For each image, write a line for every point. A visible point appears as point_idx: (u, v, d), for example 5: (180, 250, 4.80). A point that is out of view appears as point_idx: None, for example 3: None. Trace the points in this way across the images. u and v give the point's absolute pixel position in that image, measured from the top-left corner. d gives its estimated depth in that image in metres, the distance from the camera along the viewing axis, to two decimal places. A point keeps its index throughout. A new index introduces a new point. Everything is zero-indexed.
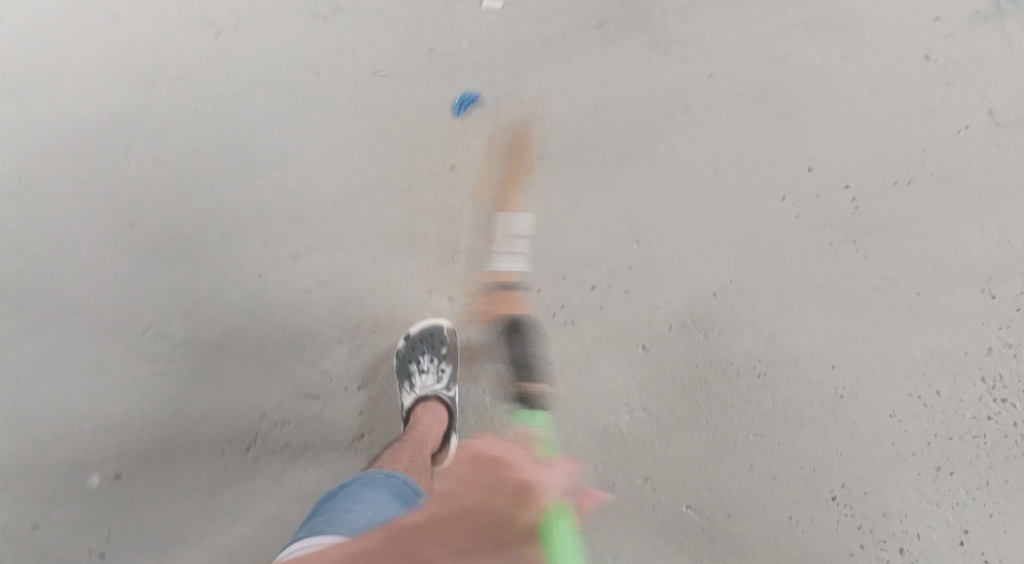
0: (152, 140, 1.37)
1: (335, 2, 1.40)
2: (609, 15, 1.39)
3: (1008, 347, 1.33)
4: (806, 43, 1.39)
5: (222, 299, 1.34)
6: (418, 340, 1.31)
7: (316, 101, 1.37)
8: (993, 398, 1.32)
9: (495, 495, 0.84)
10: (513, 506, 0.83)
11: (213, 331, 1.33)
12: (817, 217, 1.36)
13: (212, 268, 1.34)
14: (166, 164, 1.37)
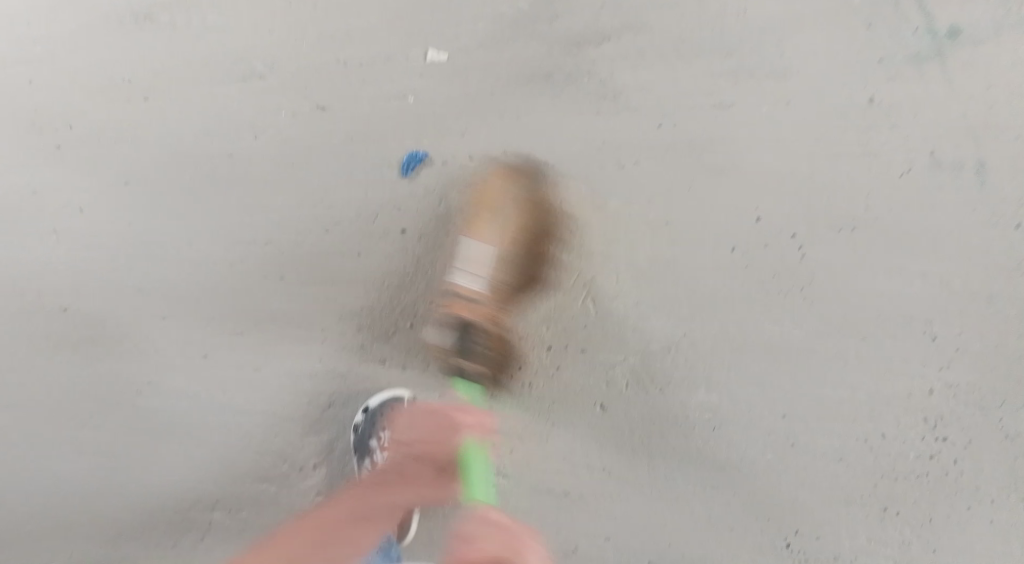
0: (80, 218, 1.29)
1: (266, 56, 1.28)
2: (555, 66, 1.33)
3: (947, 387, 1.42)
4: (755, 91, 1.37)
5: (171, 381, 1.32)
6: (378, 415, 1.31)
7: (255, 165, 1.29)
8: (936, 438, 1.43)
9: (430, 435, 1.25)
10: (445, 438, 1.23)
11: (168, 409, 1.33)
12: (765, 268, 1.40)
13: (158, 349, 1.31)
14: (99, 243, 1.30)
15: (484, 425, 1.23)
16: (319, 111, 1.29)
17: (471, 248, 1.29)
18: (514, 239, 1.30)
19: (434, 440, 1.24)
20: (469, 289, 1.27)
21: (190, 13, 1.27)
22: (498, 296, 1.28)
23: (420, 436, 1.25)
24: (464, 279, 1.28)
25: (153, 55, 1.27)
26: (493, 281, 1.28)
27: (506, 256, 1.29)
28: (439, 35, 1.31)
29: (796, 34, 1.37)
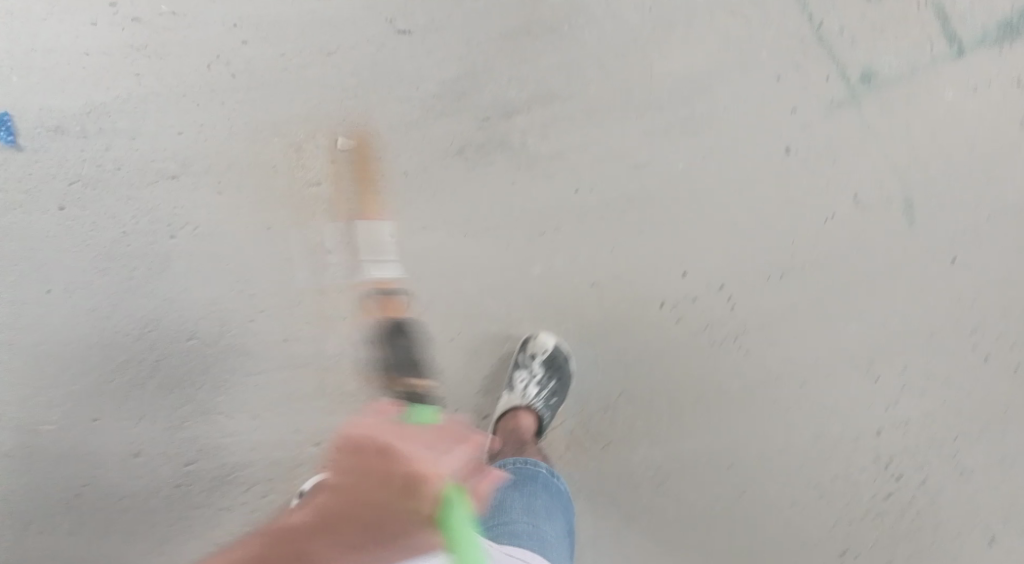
0: (13, 330, 1.31)
1: (184, 156, 1.30)
2: (466, 141, 1.36)
3: (896, 426, 1.39)
4: (668, 149, 1.39)
5: (101, 482, 1.30)
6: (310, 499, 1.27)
7: (173, 260, 1.30)
8: (888, 477, 1.38)
9: (366, 490, 0.74)
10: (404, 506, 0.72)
11: (103, 513, 1.30)
12: (696, 319, 1.38)
13: (86, 455, 1.30)
14: (31, 352, 1.30)
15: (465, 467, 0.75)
16: (236, 204, 1.31)
17: (374, 231, 1.34)
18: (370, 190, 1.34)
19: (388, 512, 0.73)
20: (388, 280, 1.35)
21: (100, 119, 1.29)
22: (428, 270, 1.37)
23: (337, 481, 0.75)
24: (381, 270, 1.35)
25: (66, 164, 1.29)
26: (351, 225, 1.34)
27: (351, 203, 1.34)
28: (350, 121, 1.34)
29: (705, 91, 1.39)
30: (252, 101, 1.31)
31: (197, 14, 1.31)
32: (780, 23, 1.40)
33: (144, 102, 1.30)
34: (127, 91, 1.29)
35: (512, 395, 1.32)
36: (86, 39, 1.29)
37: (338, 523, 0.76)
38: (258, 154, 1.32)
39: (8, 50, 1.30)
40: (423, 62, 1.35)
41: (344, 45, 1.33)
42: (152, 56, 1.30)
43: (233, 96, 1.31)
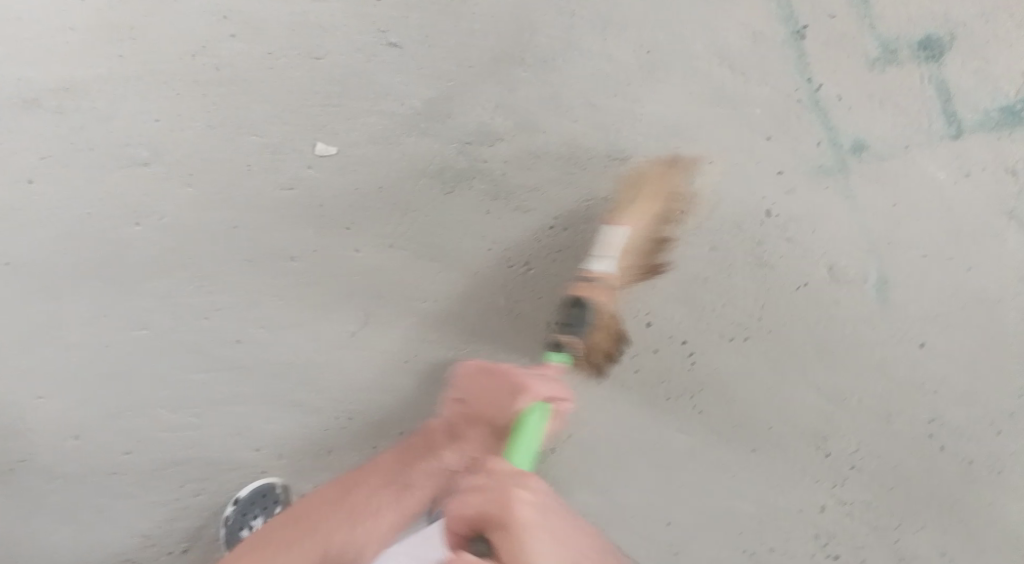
0: None
1: (157, 145, 1.29)
2: (446, 162, 1.34)
3: (840, 505, 1.38)
4: (648, 196, 1.37)
5: (41, 462, 1.31)
6: (248, 504, 1.33)
7: (135, 249, 1.29)
8: (823, 554, 1.40)
9: (490, 399, 1.24)
10: (506, 403, 1.20)
11: (41, 491, 1.32)
12: (653, 372, 1.39)
13: (27, 433, 1.30)
14: None
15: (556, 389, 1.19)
16: (205, 198, 1.30)
17: (615, 237, 1.33)
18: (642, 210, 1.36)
19: (496, 406, 1.22)
20: (601, 272, 1.32)
21: (75, 96, 1.27)
22: (622, 274, 1.36)
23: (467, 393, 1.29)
24: (598, 264, 1.32)
25: (36, 139, 1.27)
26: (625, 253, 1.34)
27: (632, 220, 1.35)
28: (330, 127, 1.32)
29: (692, 142, 1.38)
30: (231, 97, 1.30)
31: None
32: (777, 82, 1.37)
33: (122, 85, 1.27)
34: (106, 72, 1.27)
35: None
36: (62, 11, 1.25)
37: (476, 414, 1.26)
38: (233, 150, 1.30)
39: None
40: (409, 76, 1.33)
41: (331, 49, 1.31)
42: (132, 39, 1.27)
43: (213, 89, 1.29)
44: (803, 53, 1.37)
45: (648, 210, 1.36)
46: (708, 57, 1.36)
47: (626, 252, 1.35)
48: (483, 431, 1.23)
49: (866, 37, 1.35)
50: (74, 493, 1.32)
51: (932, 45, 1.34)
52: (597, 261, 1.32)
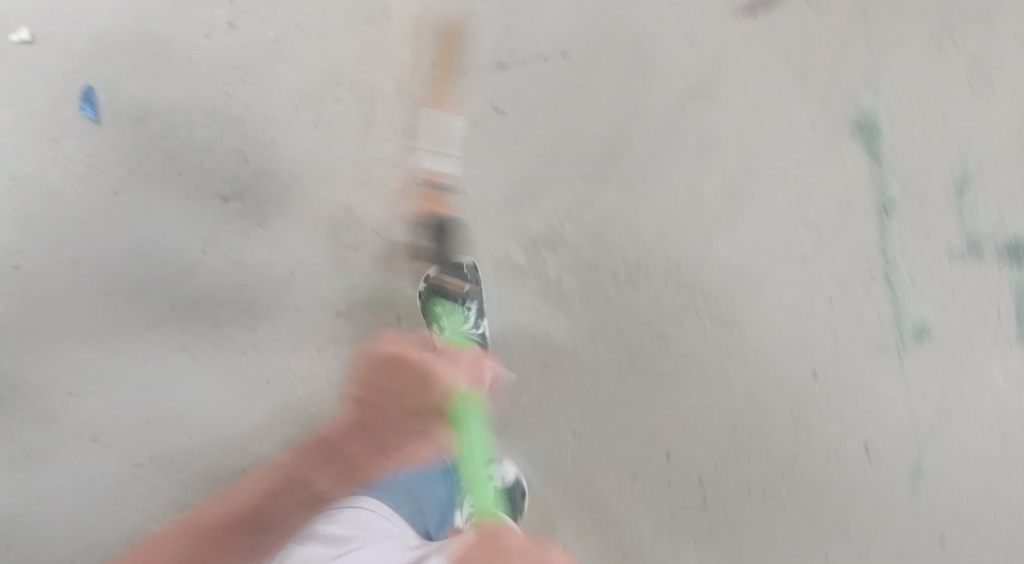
0: (37, 286, 1.40)
1: (241, 183, 1.38)
2: (504, 256, 1.39)
3: None
4: (696, 330, 1.37)
5: (63, 450, 1.41)
6: (438, 283, 1.36)
7: (196, 275, 1.39)
8: None
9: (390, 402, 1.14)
10: (406, 400, 1.14)
11: (54, 478, 1.41)
12: (662, 503, 1.38)
13: (58, 421, 1.40)
14: (42, 309, 1.40)
15: (455, 382, 1.24)
16: (272, 239, 1.38)
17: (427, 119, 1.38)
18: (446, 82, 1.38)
19: (398, 404, 1.14)
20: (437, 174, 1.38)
21: (185, 122, 1.39)
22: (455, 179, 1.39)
23: None
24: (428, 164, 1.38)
25: (136, 156, 1.39)
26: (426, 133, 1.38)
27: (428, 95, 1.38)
28: (404, 205, 1.38)
29: (754, 288, 1.36)
30: (320, 156, 1.38)
31: (297, 60, 1.38)
32: (853, 248, 1.35)
33: (228, 123, 1.39)
34: (215, 107, 1.39)
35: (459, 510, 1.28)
36: (194, 52, 1.39)
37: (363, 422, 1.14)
38: (307, 205, 1.38)
39: (123, 36, 1.40)
40: (490, 171, 1.38)
41: (425, 130, 1.38)
42: (247, 82, 1.38)
43: (304, 147, 1.38)
44: (883, 231, 1.35)
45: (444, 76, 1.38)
46: (786, 211, 1.36)
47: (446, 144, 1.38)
48: (364, 438, 1.13)
49: (950, 228, 1.33)
50: (79, 488, 1.40)
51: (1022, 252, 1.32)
52: (434, 160, 1.38)
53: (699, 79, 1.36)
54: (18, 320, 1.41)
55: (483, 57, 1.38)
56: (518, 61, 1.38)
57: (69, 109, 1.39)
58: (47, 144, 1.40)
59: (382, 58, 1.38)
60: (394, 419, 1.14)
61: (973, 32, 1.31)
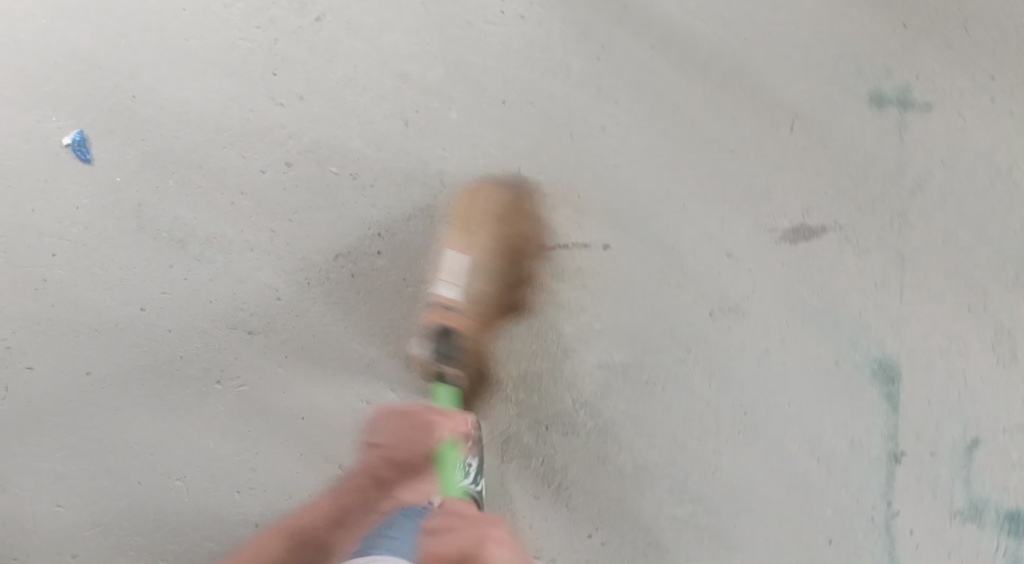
0: (46, 390, 1.39)
1: (267, 320, 1.37)
2: (512, 432, 1.41)
3: None
4: (692, 545, 1.38)
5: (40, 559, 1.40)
6: None
7: (206, 404, 1.38)
8: None
9: (401, 443, 1.21)
10: (420, 440, 1.19)
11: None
12: None
13: (41, 527, 1.40)
14: (48, 414, 1.39)
15: (459, 421, 1.22)
16: (289, 380, 1.38)
17: (454, 260, 1.34)
18: (488, 255, 1.36)
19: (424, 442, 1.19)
20: (448, 298, 1.33)
21: (223, 252, 1.37)
22: (478, 308, 1.35)
23: (384, 437, 1.23)
24: (443, 289, 1.34)
25: (168, 277, 1.37)
26: (469, 291, 1.34)
27: (482, 267, 1.35)
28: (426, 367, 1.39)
29: (756, 513, 1.37)
30: (353, 307, 1.37)
31: (347, 208, 1.37)
32: (860, 492, 1.36)
33: (268, 259, 1.37)
34: (257, 241, 1.37)
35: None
36: (244, 182, 1.36)
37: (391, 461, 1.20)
38: (333, 353, 1.38)
39: (174, 154, 1.35)
40: (512, 351, 1.40)
41: None
42: (293, 222, 1.37)
43: (337, 294, 1.37)
44: (891, 480, 1.35)
45: (490, 248, 1.36)
46: (800, 441, 1.36)
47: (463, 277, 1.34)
48: (400, 461, 1.19)
49: (957, 488, 1.34)
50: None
51: (1021, 519, 1.33)
52: (446, 288, 1.33)
53: (733, 297, 1.36)
54: (21, 421, 1.40)
55: (525, 238, 1.38)
56: (557, 247, 1.38)
57: (105, 219, 1.36)
58: (77, 250, 1.36)
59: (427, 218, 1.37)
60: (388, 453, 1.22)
61: (1006, 300, 1.32)
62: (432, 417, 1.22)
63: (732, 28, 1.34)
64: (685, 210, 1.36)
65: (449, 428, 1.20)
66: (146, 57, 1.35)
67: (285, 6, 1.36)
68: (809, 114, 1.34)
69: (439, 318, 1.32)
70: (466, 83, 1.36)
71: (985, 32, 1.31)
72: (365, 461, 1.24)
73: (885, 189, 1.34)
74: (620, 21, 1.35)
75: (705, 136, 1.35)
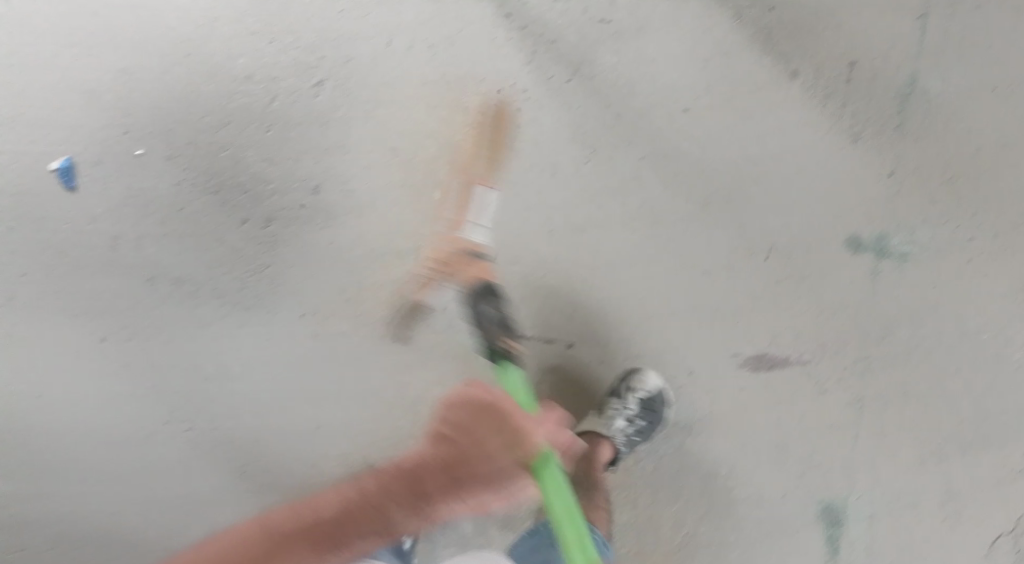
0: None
1: (224, 367, 1.38)
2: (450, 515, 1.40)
3: None
4: None
5: None
6: None
7: (153, 442, 1.40)
8: None
9: (468, 448, 1.06)
10: (508, 454, 1.08)
11: None
12: None
13: None
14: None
15: (558, 432, 1.17)
16: (237, 430, 1.39)
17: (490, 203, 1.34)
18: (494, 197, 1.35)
19: (511, 456, 1.08)
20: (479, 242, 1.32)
21: (190, 296, 1.37)
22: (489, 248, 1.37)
23: (455, 436, 1.06)
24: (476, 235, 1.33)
25: (133, 312, 1.38)
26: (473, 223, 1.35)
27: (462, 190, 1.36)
28: (372, 440, 1.39)
29: None
30: (312, 368, 1.38)
31: (320, 271, 1.37)
32: None
33: (235, 308, 1.37)
34: (225, 288, 1.37)
35: (605, 423, 1.34)
36: (223, 231, 1.36)
37: (450, 464, 1.06)
38: (285, 411, 1.39)
39: (159, 193, 1.36)
40: None
41: (417, 376, 1.38)
42: (265, 274, 1.36)
43: (299, 352, 1.38)
44: None
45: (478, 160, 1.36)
46: None
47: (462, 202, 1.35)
48: (462, 460, 1.06)
49: None
50: None
51: None
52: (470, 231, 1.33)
53: (688, 417, 1.35)
54: None
55: None
56: (518, 337, 1.38)
57: (80, 245, 1.37)
58: (47, 272, 1.38)
59: (397, 296, 1.37)
60: (451, 453, 1.05)
61: (959, 462, 1.31)
62: (508, 411, 1.09)
63: (724, 151, 1.34)
64: (651, 323, 1.35)
65: (538, 436, 1.11)
66: (142, 96, 1.36)
67: (286, 65, 1.35)
68: (787, 247, 1.33)
69: (480, 275, 1.30)
70: (456, 166, 1.36)
71: (972, 195, 1.31)
72: (417, 452, 1.08)
73: (852, 333, 1.32)
74: (613, 128, 1.36)
75: (681, 255, 1.35)
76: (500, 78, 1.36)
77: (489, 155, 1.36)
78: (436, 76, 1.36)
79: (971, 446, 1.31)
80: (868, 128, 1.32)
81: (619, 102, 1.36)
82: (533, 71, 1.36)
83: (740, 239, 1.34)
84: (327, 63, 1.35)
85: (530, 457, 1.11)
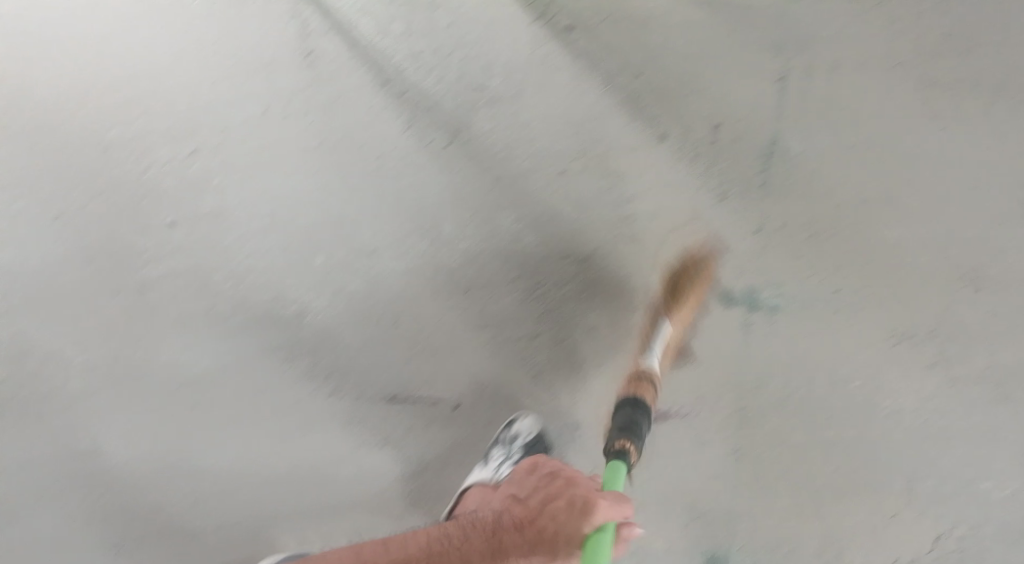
0: None
1: (103, 440, 1.36)
2: None
3: None
4: None
5: None
6: None
7: (40, 512, 1.39)
8: None
9: (544, 505, 1.15)
10: (574, 520, 1.08)
11: None
12: None
13: None
14: None
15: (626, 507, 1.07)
16: (125, 499, 1.38)
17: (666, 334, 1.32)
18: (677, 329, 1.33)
19: (568, 522, 1.09)
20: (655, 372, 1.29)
21: (65, 367, 1.36)
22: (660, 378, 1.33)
23: (533, 499, 1.19)
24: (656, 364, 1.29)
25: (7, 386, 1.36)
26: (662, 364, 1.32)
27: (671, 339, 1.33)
28: (258, 512, 1.38)
29: None
30: (190, 439, 1.36)
31: (197, 340, 1.35)
32: None
33: (107, 376, 1.35)
34: (100, 361, 1.35)
35: (482, 469, 1.34)
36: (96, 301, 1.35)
37: (523, 524, 1.17)
38: (164, 484, 1.37)
39: (30, 264, 1.36)
40: (354, 500, 1.38)
41: (303, 442, 1.37)
42: (142, 344, 1.35)
43: (177, 423, 1.36)
44: None
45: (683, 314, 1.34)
46: None
47: (668, 352, 1.34)
48: (535, 516, 1.16)
49: None
50: None
51: None
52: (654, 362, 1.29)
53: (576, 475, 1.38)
54: None
55: (376, 389, 1.36)
56: (411, 398, 1.37)
57: None
58: None
59: (276, 363, 1.36)
60: (524, 513, 1.18)
61: (835, 508, 1.35)
62: (593, 492, 1.11)
63: (599, 212, 1.38)
64: (535, 383, 1.38)
65: (605, 510, 1.06)
66: (15, 168, 1.36)
67: (159, 135, 1.36)
68: (663, 304, 1.37)
69: (634, 392, 1.25)
70: (338, 231, 1.37)
71: (834, 251, 1.36)
72: (511, 507, 1.21)
73: (728, 386, 1.35)
74: (494, 190, 1.39)
75: (564, 313, 1.38)
76: (379, 144, 1.38)
77: (670, 298, 1.34)
78: (314, 142, 1.38)
79: (845, 492, 1.35)
80: (733, 188, 1.38)
81: (498, 166, 1.39)
82: (412, 137, 1.39)
83: (617, 296, 1.38)
84: (205, 131, 1.37)
85: (581, 533, 1.07)
